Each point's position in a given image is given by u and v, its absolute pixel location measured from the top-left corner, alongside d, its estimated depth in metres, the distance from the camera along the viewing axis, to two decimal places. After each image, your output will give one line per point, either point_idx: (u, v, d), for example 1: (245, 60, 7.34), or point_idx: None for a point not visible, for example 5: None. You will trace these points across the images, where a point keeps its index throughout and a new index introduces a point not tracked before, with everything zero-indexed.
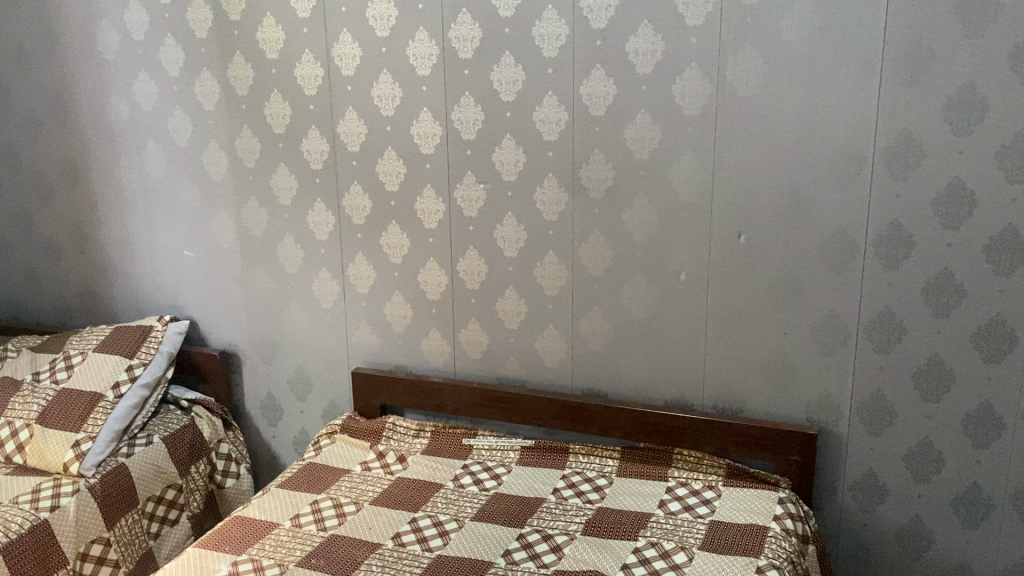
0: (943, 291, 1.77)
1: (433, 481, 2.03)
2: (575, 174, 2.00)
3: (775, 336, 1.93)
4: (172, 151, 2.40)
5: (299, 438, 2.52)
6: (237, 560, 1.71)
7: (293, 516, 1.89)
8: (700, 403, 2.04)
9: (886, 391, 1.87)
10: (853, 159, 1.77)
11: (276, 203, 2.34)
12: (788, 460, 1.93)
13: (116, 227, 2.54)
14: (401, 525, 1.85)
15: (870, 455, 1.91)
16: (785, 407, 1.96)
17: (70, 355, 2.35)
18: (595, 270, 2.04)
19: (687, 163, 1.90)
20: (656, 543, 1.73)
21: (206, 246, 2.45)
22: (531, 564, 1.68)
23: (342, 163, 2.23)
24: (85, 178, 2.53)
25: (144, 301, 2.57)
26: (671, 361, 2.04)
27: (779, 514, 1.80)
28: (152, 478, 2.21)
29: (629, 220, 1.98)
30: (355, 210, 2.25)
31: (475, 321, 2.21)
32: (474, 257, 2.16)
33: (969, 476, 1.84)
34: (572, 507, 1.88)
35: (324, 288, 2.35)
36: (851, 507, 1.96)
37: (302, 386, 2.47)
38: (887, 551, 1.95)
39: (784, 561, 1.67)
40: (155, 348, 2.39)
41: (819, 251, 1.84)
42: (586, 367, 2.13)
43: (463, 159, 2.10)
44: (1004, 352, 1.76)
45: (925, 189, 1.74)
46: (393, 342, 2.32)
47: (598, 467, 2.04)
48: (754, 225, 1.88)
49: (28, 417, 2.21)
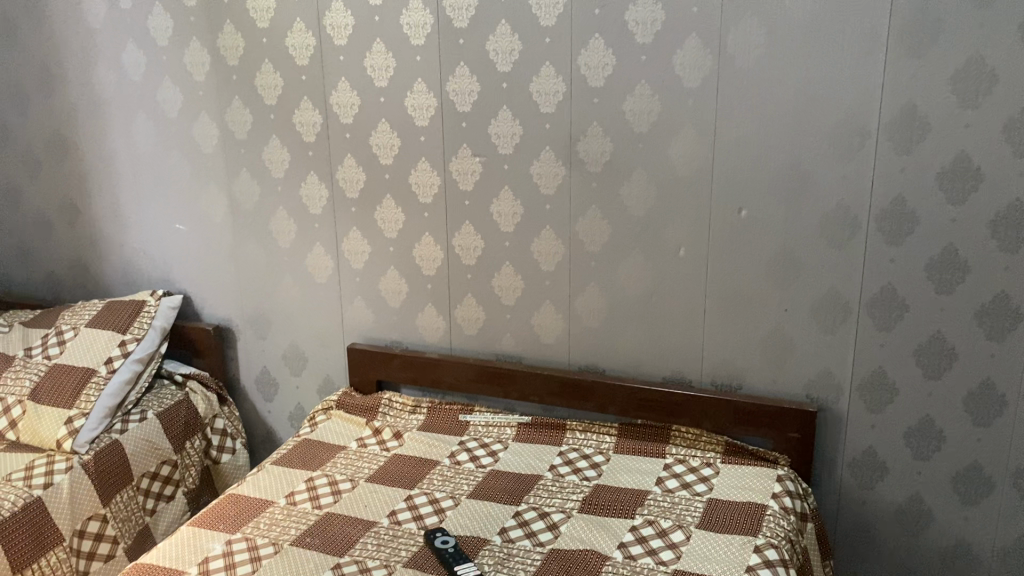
0: (947, 268, 1.74)
1: (429, 458, 2.02)
2: (572, 146, 1.96)
3: (775, 312, 1.90)
4: (161, 123, 2.36)
5: (295, 413, 2.50)
6: (232, 539, 1.71)
7: (288, 494, 1.88)
8: (698, 379, 2.02)
9: (887, 368, 1.84)
10: (856, 133, 1.73)
11: (268, 176, 2.30)
12: (787, 437, 1.91)
13: (105, 200, 2.50)
14: (396, 503, 1.83)
15: (870, 432, 1.90)
16: (784, 384, 1.94)
17: (62, 331, 2.32)
18: (593, 245, 2.01)
19: (686, 137, 1.86)
20: (653, 522, 1.72)
21: (198, 220, 2.41)
22: (527, 543, 1.67)
23: (335, 136, 2.19)
24: (73, 150, 2.49)
25: (135, 275, 2.54)
26: (669, 338, 2.01)
27: (777, 492, 1.79)
28: (147, 454, 2.20)
29: (627, 195, 1.94)
30: (348, 183, 2.22)
31: (470, 297, 2.19)
32: (470, 232, 2.13)
33: (969, 454, 1.82)
34: (569, 485, 1.87)
35: (318, 263, 2.32)
36: (850, 484, 1.95)
37: (296, 361, 2.44)
38: (886, 529, 1.94)
39: (782, 539, 1.65)
40: (148, 322, 2.36)
41: (820, 227, 1.81)
42: (583, 343, 2.10)
43: (458, 131, 2.06)
44: (1008, 329, 1.73)
45: (930, 162, 1.70)
46: (388, 318, 2.29)
47: (595, 444, 2.02)
48: (754, 200, 1.84)
49: (20, 393, 2.19)
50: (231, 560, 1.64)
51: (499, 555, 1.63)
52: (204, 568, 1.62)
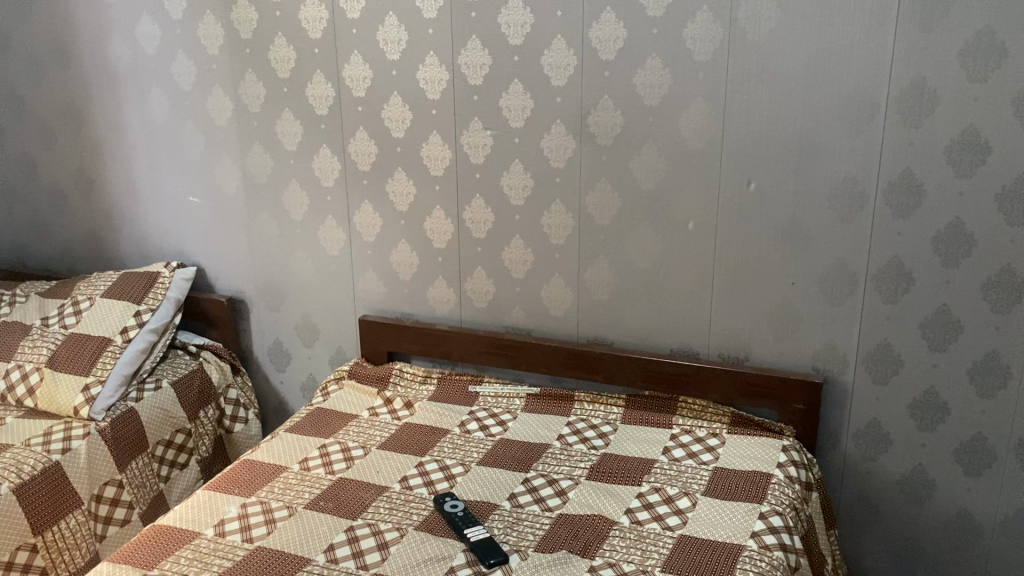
0: (953, 241, 1.76)
1: (440, 426, 2.05)
2: (583, 119, 1.98)
3: (782, 285, 1.92)
4: (175, 96, 2.38)
5: (307, 383, 2.54)
6: (246, 502, 1.75)
7: (301, 460, 1.91)
8: (705, 352, 2.04)
9: (893, 340, 1.87)
10: (865, 106, 1.75)
11: (281, 148, 2.32)
12: (793, 408, 1.94)
13: (120, 172, 2.53)
14: (408, 469, 1.87)
15: (875, 404, 1.92)
16: (790, 356, 1.97)
17: (77, 301, 2.35)
18: (602, 218, 2.03)
19: (696, 110, 1.87)
20: (659, 489, 1.75)
21: (211, 192, 2.44)
22: (535, 508, 1.71)
23: (348, 109, 2.21)
24: (88, 122, 2.51)
25: (149, 247, 2.57)
26: (677, 310, 2.04)
27: (782, 462, 1.82)
28: (162, 422, 2.24)
29: (637, 168, 1.96)
30: (360, 156, 2.24)
31: (481, 270, 2.21)
32: (480, 205, 2.15)
33: (973, 426, 1.85)
34: (577, 453, 1.90)
35: (330, 235, 2.34)
36: (854, 455, 1.97)
37: (309, 333, 2.48)
38: (889, 499, 1.97)
39: (787, 507, 1.68)
40: (162, 293, 2.39)
41: (828, 200, 1.83)
42: (592, 315, 2.13)
43: (470, 104, 2.08)
44: (1013, 302, 1.75)
45: (939, 135, 1.71)
46: (399, 290, 2.32)
47: (603, 414, 2.05)
48: (763, 173, 1.86)
49: (37, 361, 2.23)
50: (247, 523, 1.68)
51: (508, 519, 1.67)
52: (220, 530, 1.66)
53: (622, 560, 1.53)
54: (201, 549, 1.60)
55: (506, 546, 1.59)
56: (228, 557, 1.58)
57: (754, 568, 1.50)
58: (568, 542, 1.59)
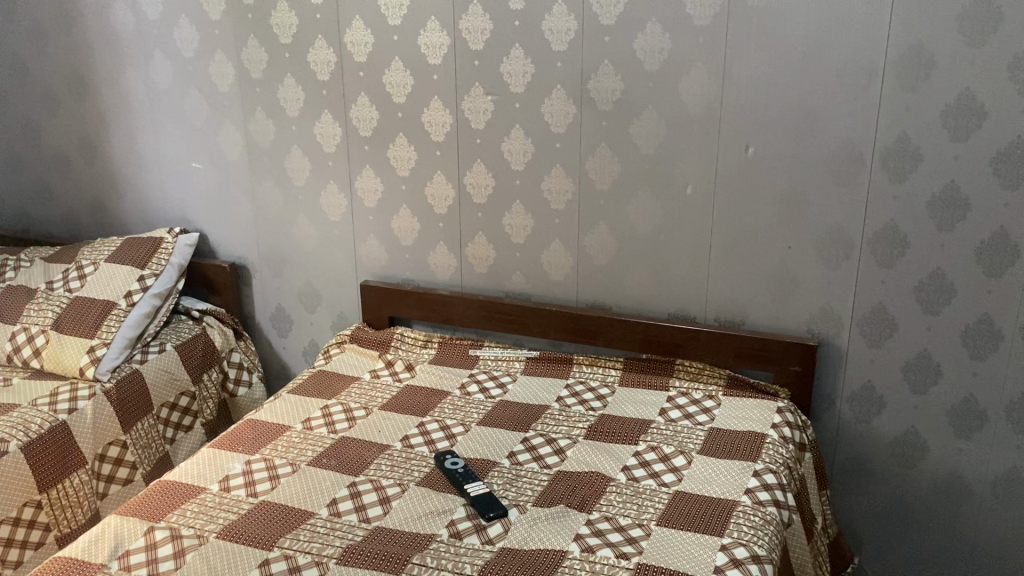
0: (948, 205, 1.78)
1: (441, 388, 2.08)
2: (584, 85, 1.99)
3: (779, 250, 1.94)
4: (178, 62, 2.39)
5: (309, 348, 2.57)
6: (251, 459, 1.78)
7: (304, 420, 1.95)
8: (702, 316, 2.07)
9: (887, 304, 1.89)
10: (863, 71, 1.76)
11: (283, 114, 2.33)
12: (788, 370, 1.97)
13: (123, 138, 2.54)
14: (409, 429, 1.90)
15: (869, 367, 1.95)
16: (786, 320, 1.99)
17: (82, 265, 2.37)
18: (602, 183, 2.05)
19: (697, 75, 1.89)
20: (656, 447, 1.78)
21: (214, 158, 2.46)
22: (534, 465, 1.74)
23: (349, 74, 2.22)
24: (91, 88, 2.52)
25: (152, 212, 2.59)
26: (675, 275, 2.06)
27: (777, 423, 1.85)
28: (166, 384, 2.27)
29: (637, 133, 1.98)
30: (362, 122, 2.25)
31: (482, 235, 2.23)
32: (481, 171, 2.17)
33: (965, 388, 1.88)
34: (575, 414, 1.93)
35: (332, 201, 2.36)
36: (849, 417, 2.01)
37: (311, 298, 2.50)
38: (882, 461, 2.01)
39: (780, 465, 1.72)
40: (166, 258, 2.41)
41: (826, 165, 1.85)
42: (591, 280, 2.15)
43: (471, 69, 2.09)
44: (1006, 265, 1.77)
45: (935, 100, 1.73)
46: (400, 255, 2.34)
47: (601, 377, 2.08)
48: (761, 137, 1.88)
49: (43, 323, 2.25)
50: (251, 479, 1.71)
51: (507, 476, 1.71)
52: (225, 485, 1.69)
53: (618, 514, 1.57)
54: (206, 503, 1.63)
55: (506, 500, 1.63)
56: (232, 510, 1.61)
57: (747, 522, 1.53)
58: (566, 497, 1.63)
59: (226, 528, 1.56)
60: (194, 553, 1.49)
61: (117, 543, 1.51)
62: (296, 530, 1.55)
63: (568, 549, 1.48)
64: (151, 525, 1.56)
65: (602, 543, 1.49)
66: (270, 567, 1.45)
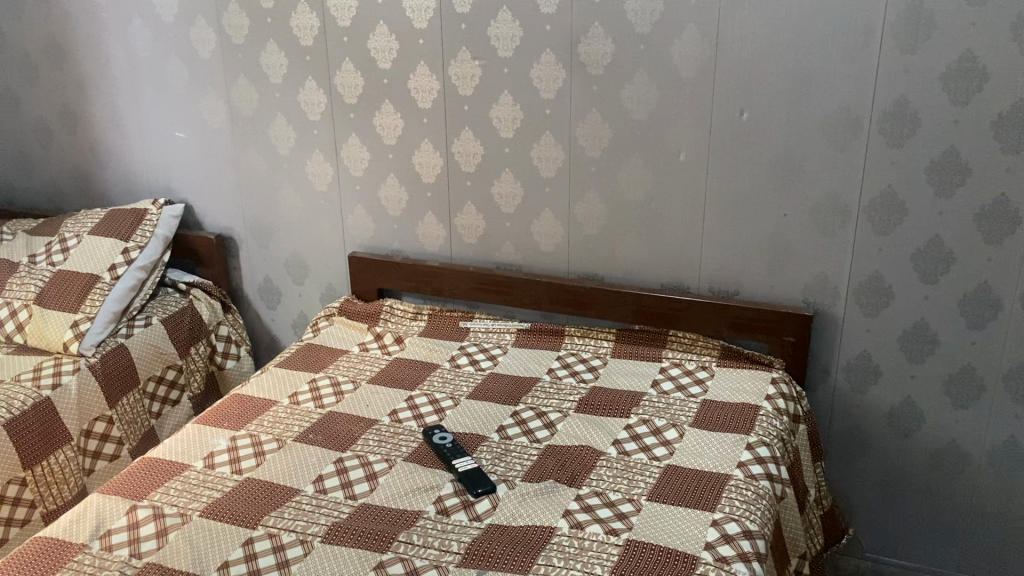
0: (948, 170, 1.73)
1: (430, 361, 2.05)
2: (573, 48, 1.93)
3: (774, 217, 1.90)
4: (157, 28, 2.32)
5: (298, 321, 2.53)
6: (236, 435, 1.75)
7: (291, 394, 1.92)
8: (695, 286, 2.03)
9: (885, 273, 1.85)
10: (861, 33, 1.70)
11: (266, 81, 2.27)
12: (783, 341, 1.94)
13: (104, 107, 2.48)
14: (398, 403, 1.87)
15: (865, 336, 1.92)
16: (781, 289, 1.96)
17: (65, 238, 2.33)
18: (593, 150, 2.00)
19: (689, 37, 1.83)
20: (647, 421, 1.75)
21: (198, 127, 2.40)
22: (523, 439, 1.72)
23: (333, 39, 2.16)
24: (70, 56, 2.46)
25: (137, 183, 2.54)
26: (668, 244, 2.02)
27: (771, 394, 1.82)
28: (152, 358, 2.24)
29: (628, 98, 1.92)
30: (346, 89, 2.19)
31: (471, 205, 2.18)
32: (469, 138, 2.12)
33: (962, 358, 1.85)
34: (566, 386, 1.90)
35: (318, 170, 2.31)
36: (845, 388, 1.98)
37: (299, 270, 2.46)
38: (878, 431, 1.98)
39: (774, 438, 1.69)
40: (150, 230, 2.36)
41: (822, 128, 1.79)
42: (583, 251, 2.11)
43: (457, 34, 2.03)
44: (1006, 232, 1.73)
45: (935, 61, 1.68)
46: (388, 225, 2.30)
47: (594, 348, 2.05)
48: (756, 102, 1.82)
49: (26, 297, 2.21)
50: (236, 455, 1.68)
51: (496, 451, 1.68)
52: (210, 462, 1.66)
53: (608, 489, 1.54)
54: (190, 480, 1.60)
55: (494, 476, 1.60)
56: (216, 488, 1.59)
57: (739, 496, 1.51)
58: (555, 472, 1.60)
59: (209, 506, 1.53)
60: (176, 532, 1.46)
61: (99, 522, 1.48)
62: (282, 508, 1.53)
63: (557, 525, 1.45)
64: (133, 504, 1.53)
65: (591, 519, 1.46)
66: (254, 546, 1.43)
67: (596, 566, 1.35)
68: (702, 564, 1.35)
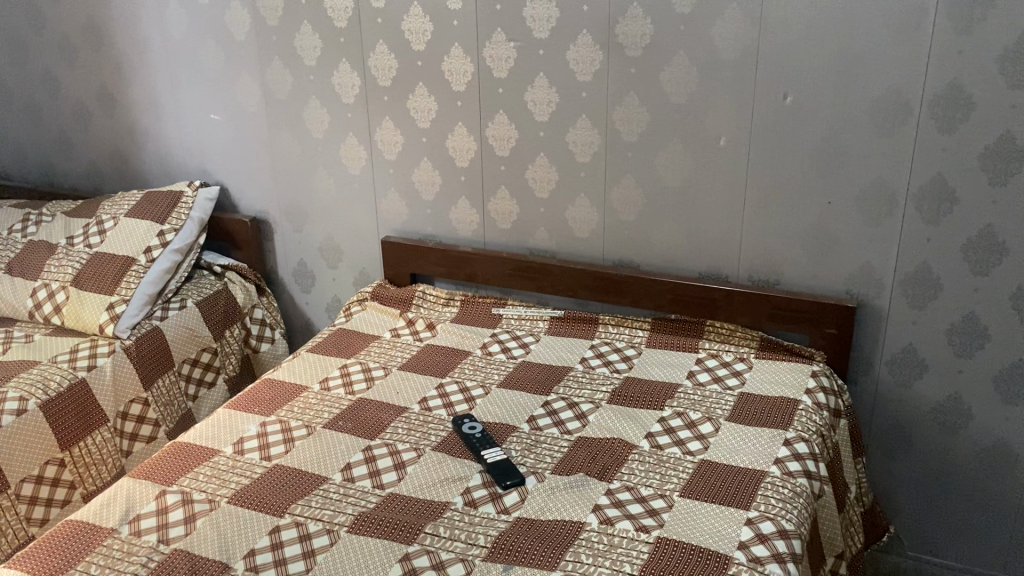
0: (1003, 157, 1.65)
1: (462, 348, 2.03)
2: (611, 30, 1.88)
3: (817, 205, 1.83)
4: (193, 9, 2.31)
5: (332, 304, 2.53)
6: (266, 421, 1.75)
7: (322, 380, 1.91)
8: (734, 274, 1.98)
9: (933, 264, 1.78)
10: (913, 13, 1.63)
11: (300, 63, 2.25)
12: (825, 333, 1.88)
13: (140, 89, 2.48)
14: (428, 390, 1.85)
15: (911, 329, 1.85)
16: (823, 279, 1.89)
17: (102, 220, 2.34)
18: (630, 134, 1.95)
19: (731, 18, 1.76)
20: (682, 413, 1.71)
21: (233, 109, 2.39)
22: (554, 431, 1.69)
23: (367, 20, 2.13)
24: (107, 38, 2.46)
25: (172, 165, 2.54)
26: (707, 231, 1.96)
27: (811, 388, 1.76)
28: (187, 341, 2.25)
29: (666, 81, 1.87)
30: (380, 71, 2.16)
31: (504, 190, 2.15)
32: (504, 122, 2.08)
33: (1014, 352, 1.77)
34: (599, 377, 1.86)
35: (351, 153, 2.29)
36: (889, 382, 1.91)
37: (333, 254, 2.45)
38: (922, 427, 1.92)
39: (813, 434, 1.64)
40: (186, 213, 2.36)
41: (869, 113, 1.72)
42: (618, 237, 2.06)
43: (492, 15, 1.98)
44: None
45: (992, 43, 1.60)
46: (422, 210, 2.27)
47: (628, 337, 2.01)
48: (801, 84, 1.76)
49: (63, 279, 2.23)
50: (265, 441, 1.68)
51: (526, 442, 1.65)
52: (240, 448, 1.66)
53: (640, 484, 1.51)
54: (219, 466, 1.60)
55: (523, 468, 1.57)
56: (245, 474, 1.58)
57: (775, 495, 1.46)
58: (586, 465, 1.57)
59: (238, 493, 1.53)
60: (205, 519, 1.46)
61: (129, 507, 1.49)
62: (309, 496, 1.52)
63: (586, 521, 1.42)
64: (163, 489, 1.54)
65: (622, 515, 1.43)
66: (280, 534, 1.42)
67: (625, 564, 1.32)
68: (735, 565, 1.31)
